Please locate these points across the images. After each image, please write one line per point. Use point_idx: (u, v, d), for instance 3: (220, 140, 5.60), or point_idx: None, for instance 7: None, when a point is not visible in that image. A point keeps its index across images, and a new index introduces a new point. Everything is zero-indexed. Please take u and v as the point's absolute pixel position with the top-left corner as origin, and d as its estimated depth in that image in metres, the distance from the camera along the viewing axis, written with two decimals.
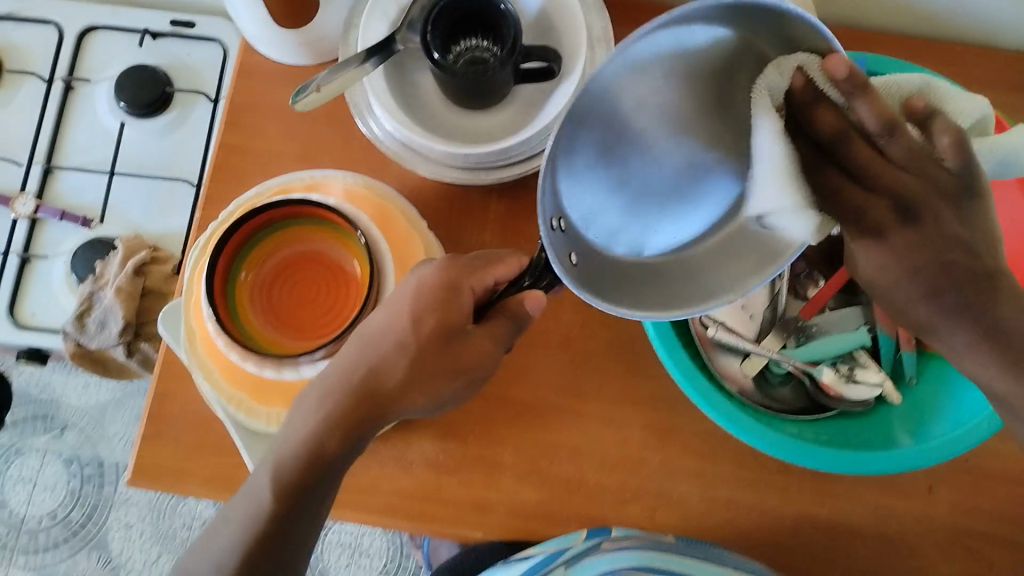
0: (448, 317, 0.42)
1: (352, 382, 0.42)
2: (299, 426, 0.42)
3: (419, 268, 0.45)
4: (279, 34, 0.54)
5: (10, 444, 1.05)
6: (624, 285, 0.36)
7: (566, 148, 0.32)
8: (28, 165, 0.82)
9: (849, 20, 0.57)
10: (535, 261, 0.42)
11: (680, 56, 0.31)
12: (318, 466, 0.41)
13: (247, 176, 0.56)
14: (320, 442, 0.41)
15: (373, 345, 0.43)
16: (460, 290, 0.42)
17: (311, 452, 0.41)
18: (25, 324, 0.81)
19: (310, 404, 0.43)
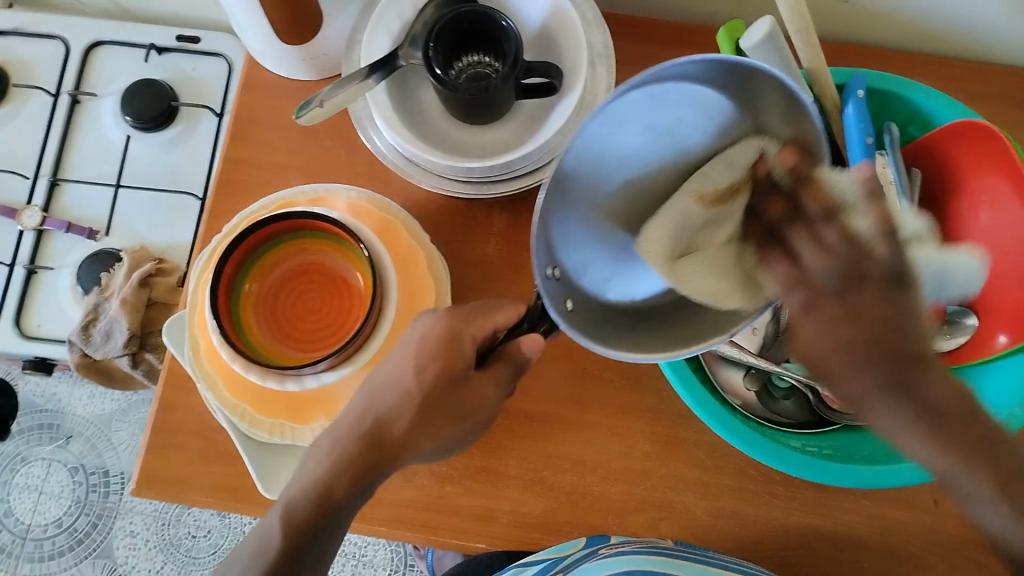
0: (452, 363, 0.42)
1: (361, 428, 0.43)
2: (310, 471, 0.43)
3: (423, 316, 0.45)
4: (282, 50, 0.54)
5: (16, 453, 1.05)
6: (619, 327, 0.40)
7: (562, 197, 0.38)
8: (35, 177, 0.82)
9: (847, 35, 0.57)
10: (528, 309, 0.41)
11: (657, 112, 0.38)
12: (327, 508, 0.42)
13: (251, 190, 0.57)
14: (329, 488, 0.42)
15: (378, 394, 0.44)
16: (461, 339, 0.42)
17: (320, 494, 0.42)
18: (31, 334, 0.81)
19: (324, 450, 0.44)
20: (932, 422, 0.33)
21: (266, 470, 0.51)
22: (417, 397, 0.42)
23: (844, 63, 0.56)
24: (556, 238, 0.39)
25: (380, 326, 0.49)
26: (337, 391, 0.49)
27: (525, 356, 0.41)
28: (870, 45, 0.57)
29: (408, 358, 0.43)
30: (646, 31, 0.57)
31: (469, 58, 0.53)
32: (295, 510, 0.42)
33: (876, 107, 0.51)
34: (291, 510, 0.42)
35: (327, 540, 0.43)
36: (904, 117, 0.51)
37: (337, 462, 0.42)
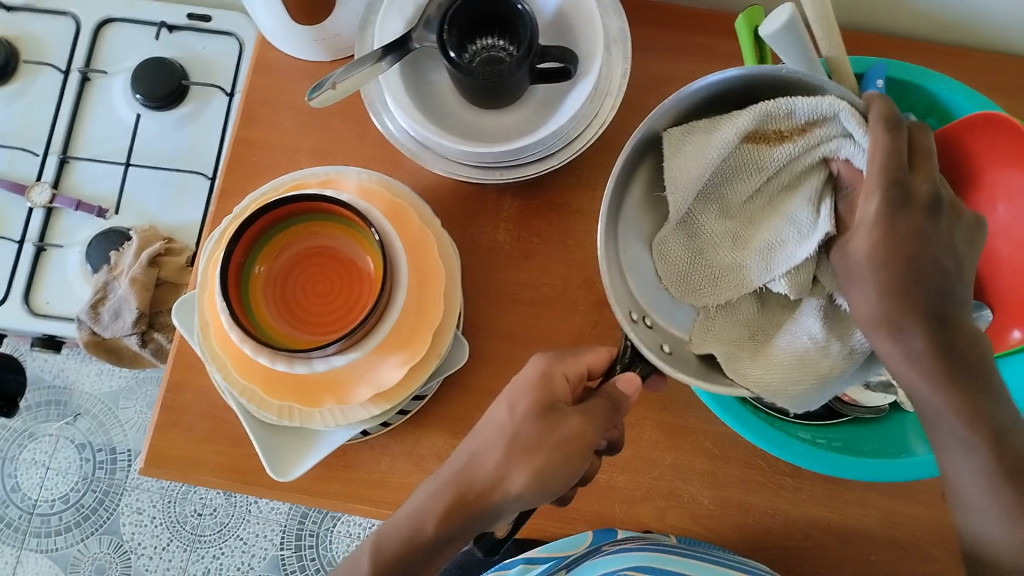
0: (544, 397, 0.43)
1: (455, 470, 0.43)
2: (407, 508, 0.43)
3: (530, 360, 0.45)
4: (295, 29, 0.54)
5: (23, 429, 1.06)
6: (681, 361, 0.43)
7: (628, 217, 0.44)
8: (45, 154, 0.82)
9: (864, 23, 0.56)
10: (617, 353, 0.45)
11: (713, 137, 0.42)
12: (422, 542, 0.42)
13: (263, 171, 0.57)
14: (421, 523, 0.42)
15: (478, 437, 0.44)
16: (554, 377, 0.43)
17: (413, 528, 0.42)
18: (40, 312, 0.81)
19: (428, 487, 0.43)
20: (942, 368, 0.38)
21: (279, 450, 0.52)
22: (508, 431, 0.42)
23: (861, 51, 0.55)
24: (634, 294, 0.44)
25: (388, 312, 0.48)
26: (344, 374, 0.49)
27: (621, 394, 0.43)
28: (888, 34, 0.57)
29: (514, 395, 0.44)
30: (660, 20, 0.57)
31: (484, 41, 0.53)
32: (386, 546, 0.43)
33: (894, 97, 0.51)
34: (383, 544, 0.43)
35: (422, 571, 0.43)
36: (923, 107, 0.51)
37: (430, 498, 0.42)
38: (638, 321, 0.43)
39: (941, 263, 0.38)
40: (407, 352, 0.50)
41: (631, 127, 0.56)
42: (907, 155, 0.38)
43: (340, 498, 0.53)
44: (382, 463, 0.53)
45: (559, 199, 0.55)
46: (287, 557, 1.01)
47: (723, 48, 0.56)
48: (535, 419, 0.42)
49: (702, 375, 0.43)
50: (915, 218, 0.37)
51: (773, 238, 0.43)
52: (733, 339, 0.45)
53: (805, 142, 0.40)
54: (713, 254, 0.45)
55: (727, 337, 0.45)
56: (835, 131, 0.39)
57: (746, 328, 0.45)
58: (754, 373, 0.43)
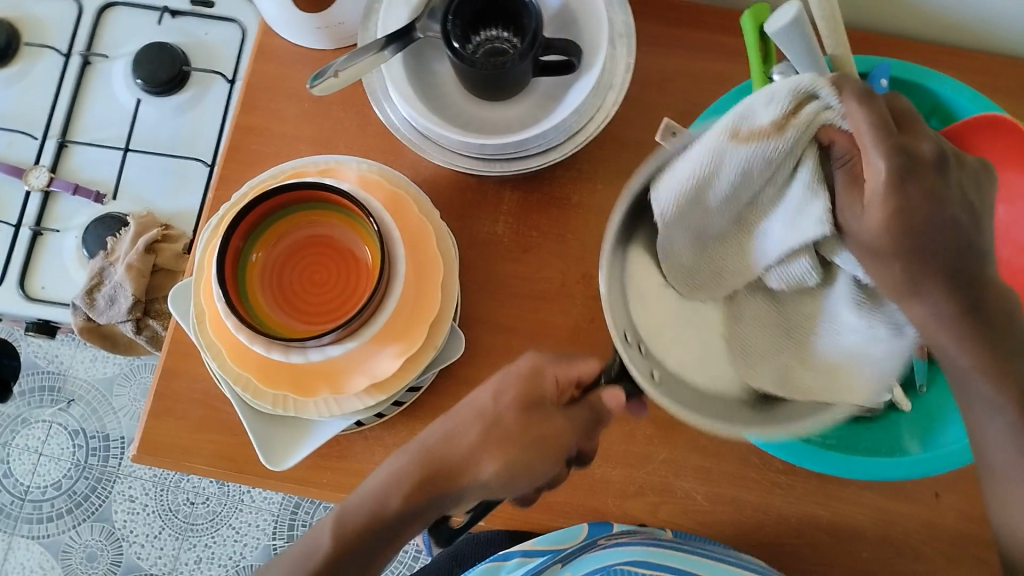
0: (532, 394, 0.43)
1: (423, 445, 0.44)
2: (371, 483, 0.44)
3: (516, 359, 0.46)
4: (297, 16, 0.54)
5: (16, 415, 1.05)
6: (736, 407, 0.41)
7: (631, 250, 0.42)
8: (44, 138, 0.82)
9: (870, 23, 0.56)
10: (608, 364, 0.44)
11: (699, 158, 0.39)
12: (384, 519, 0.42)
13: (262, 159, 0.56)
14: (385, 501, 0.42)
15: (456, 420, 0.44)
16: (544, 376, 0.44)
17: (376, 503, 0.42)
18: (35, 296, 0.81)
19: (395, 461, 0.44)
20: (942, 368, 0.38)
21: (273, 438, 0.51)
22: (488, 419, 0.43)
23: (867, 51, 0.55)
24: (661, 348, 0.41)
25: (385, 303, 0.48)
26: (340, 364, 0.49)
27: (607, 406, 0.42)
28: (893, 34, 0.56)
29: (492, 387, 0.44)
30: (665, 15, 0.57)
31: (487, 33, 0.53)
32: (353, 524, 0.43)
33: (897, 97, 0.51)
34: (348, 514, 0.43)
35: (380, 547, 0.43)
36: (926, 107, 0.51)
37: (394, 474, 0.43)
38: (633, 347, 0.39)
39: (948, 220, 0.36)
40: (403, 343, 0.49)
41: (633, 122, 0.56)
42: (893, 119, 0.35)
43: (333, 488, 0.53)
44: (377, 454, 0.53)
45: (559, 192, 0.55)
46: (279, 547, 1.00)
47: (727, 44, 0.56)
48: (517, 413, 0.43)
49: (772, 419, 0.41)
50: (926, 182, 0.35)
51: (785, 239, 0.41)
52: (769, 348, 0.45)
53: (792, 136, 0.36)
54: (721, 263, 0.43)
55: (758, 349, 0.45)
56: (811, 107, 0.35)
57: (771, 330, 0.45)
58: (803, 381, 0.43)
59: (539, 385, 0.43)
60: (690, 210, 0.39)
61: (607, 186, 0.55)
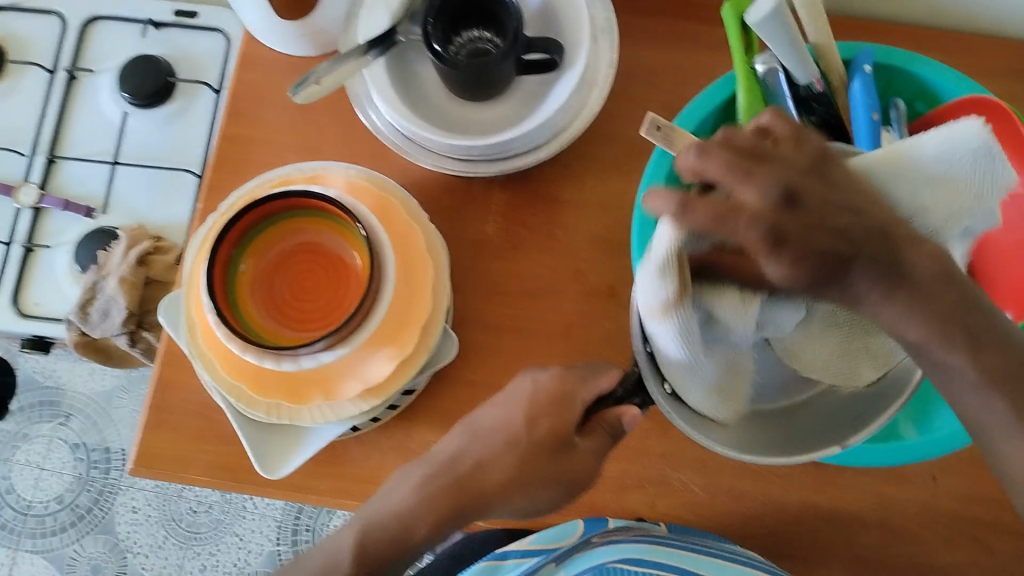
0: (561, 420, 0.44)
1: (438, 462, 0.46)
2: (390, 503, 0.45)
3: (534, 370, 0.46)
4: (278, 22, 0.54)
5: (17, 431, 1.05)
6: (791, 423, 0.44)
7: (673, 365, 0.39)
8: (31, 155, 0.82)
9: (852, 9, 0.56)
10: (624, 376, 0.44)
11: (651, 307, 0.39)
12: (405, 543, 0.44)
13: (249, 167, 0.56)
14: (411, 529, 0.44)
15: (480, 439, 0.46)
16: (574, 399, 0.44)
17: (402, 532, 0.44)
18: (28, 313, 0.81)
19: (412, 480, 0.46)
20: None
21: (266, 445, 0.51)
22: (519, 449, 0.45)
23: (850, 37, 0.55)
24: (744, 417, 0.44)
25: (376, 306, 0.48)
26: (334, 371, 0.49)
27: (623, 426, 0.42)
28: (876, 19, 0.56)
29: (516, 407, 0.45)
30: (647, 8, 0.56)
31: (470, 33, 0.52)
32: (371, 540, 0.45)
33: (881, 84, 0.51)
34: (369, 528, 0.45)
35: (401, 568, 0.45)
36: (909, 93, 0.51)
37: (417, 496, 0.45)
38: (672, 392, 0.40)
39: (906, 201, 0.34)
40: (396, 347, 0.49)
41: (619, 116, 0.56)
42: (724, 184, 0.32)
43: (331, 493, 0.53)
44: (373, 458, 0.53)
45: (546, 190, 0.55)
46: (284, 553, 1.00)
47: (711, 36, 0.56)
48: (548, 442, 0.44)
49: (815, 431, 0.43)
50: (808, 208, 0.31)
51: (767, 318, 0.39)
52: (830, 355, 0.43)
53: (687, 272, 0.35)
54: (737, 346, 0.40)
55: (820, 364, 0.43)
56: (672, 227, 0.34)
57: (823, 343, 0.42)
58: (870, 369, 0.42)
59: (566, 407, 0.44)
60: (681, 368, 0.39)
61: (595, 182, 0.55)
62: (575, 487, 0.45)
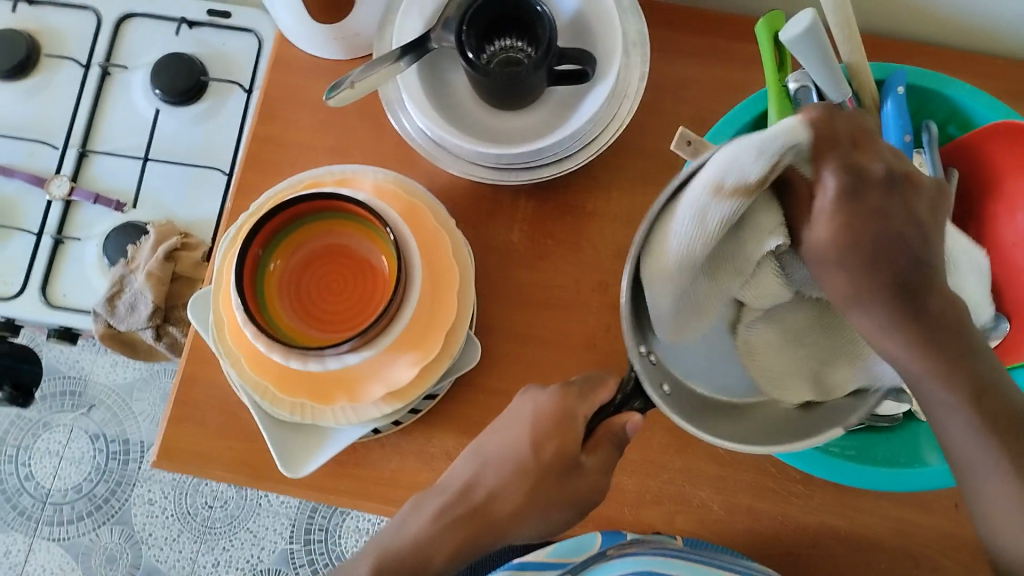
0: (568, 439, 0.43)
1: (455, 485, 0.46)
2: (409, 527, 0.45)
3: (535, 390, 0.46)
4: (313, 26, 0.54)
5: (38, 419, 1.07)
6: (742, 420, 0.41)
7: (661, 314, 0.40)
8: (64, 147, 0.83)
9: (887, 29, 0.56)
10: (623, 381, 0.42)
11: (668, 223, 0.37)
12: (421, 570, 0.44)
13: (279, 168, 0.57)
14: (428, 556, 0.44)
15: (494, 460, 0.46)
16: (575, 417, 0.43)
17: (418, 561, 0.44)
18: (56, 304, 0.82)
19: (427, 510, 0.46)
20: None
21: (289, 443, 0.52)
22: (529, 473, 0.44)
23: (882, 58, 0.55)
24: (676, 375, 0.41)
25: (402, 310, 0.48)
26: (356, 372, 0.49)
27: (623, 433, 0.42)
28: (910, 40, 0.56)
29: (523, 430, 0.45)
30: (680, 23, 0.57)
31: (502, 42, 0.53)
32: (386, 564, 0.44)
33: (915, 105, 0.51)
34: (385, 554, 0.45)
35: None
36: (943, 114, 0.51)
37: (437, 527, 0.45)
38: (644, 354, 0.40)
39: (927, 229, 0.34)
40: (419, 351, 0.50)
41: (648, 130, 0.56)
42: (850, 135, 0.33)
43: (349, 495, 0.53)
44: (393, 461, 0.53)
45: (573, 200, 0.55)
46: (296, 551, 1.01)
47: (743, 52, 0.56)
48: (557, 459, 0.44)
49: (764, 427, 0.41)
50: (872, 203, 0.33)
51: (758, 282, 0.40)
52: (790, 358, 0.43)
53: (766, 184, 0.34)
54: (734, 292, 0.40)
55: (779, 363, 0.43)
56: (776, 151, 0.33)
57: (790, 338, 0.43)
58: (834, 379, 0.41)
59: (570, 427, 0.43)
60: (691, 250, 0.37)
61: (622, 195, 0.55)
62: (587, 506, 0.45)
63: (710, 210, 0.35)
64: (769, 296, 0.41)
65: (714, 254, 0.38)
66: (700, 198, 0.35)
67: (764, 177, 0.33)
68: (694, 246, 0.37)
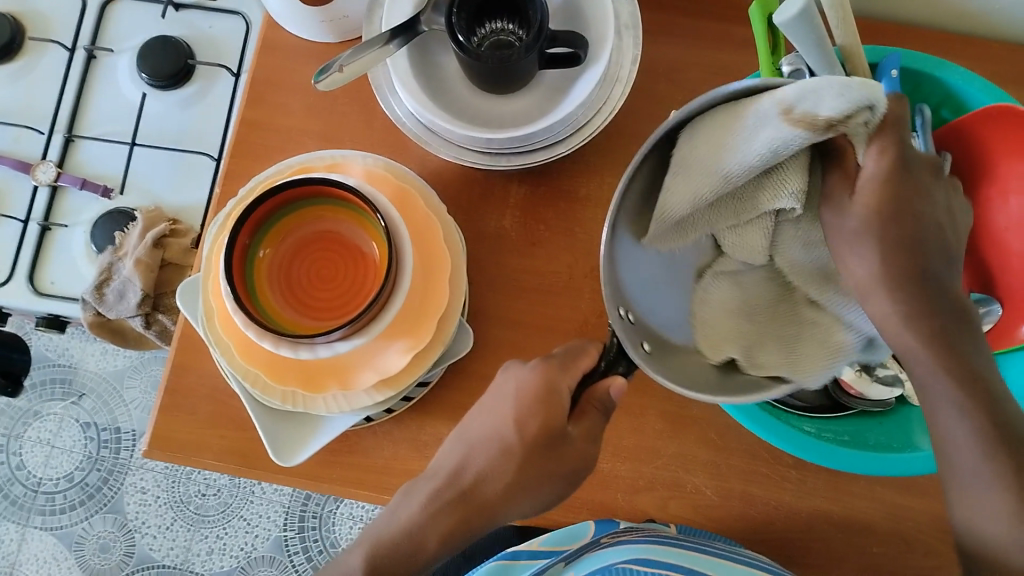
0: (550, 420, 0.43)
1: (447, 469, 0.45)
2: (402, 516, 0.44)
3: (517, 367, 0.45)
4: (301, 9, 0.53)
5: (28, 408, 1.06)
6: (674, 357, 0.41)
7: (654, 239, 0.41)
8: (50, 133, 0.82)
9: (881, 12, 0.55)
10: (603, 350, 0.43)
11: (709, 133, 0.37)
12: (415, 557, 0.43)
13: (268, 154, 0.56)
14: (421, 541, 0.43)
15: (482, 444, 0.45)
16: (559, 391, 0.43)
17: (412, 548, 0.43)
18: (44, 292, 0.81)
19: (417, 498, 0.45)
20: (960, 366, 0.37)
21: (281, 433, 0.51)
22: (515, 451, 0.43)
23: (877, 41, 0.54)
24: (624, 283, 0.40)
25: (393, 297, 0.48)
26: (348, 361, 0.49)
27: (610, 398, 0.42)
28: (906, 23, 0.56)
29: (506, 408, 0.44)
30: (673, 5, 0.56)
31: (492, 25, 0.52)
32: (380, 555, 0.43)
33: (909, 88, 0.50)
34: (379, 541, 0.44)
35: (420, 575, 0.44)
36: (936, 99, 0.50)
37: (429, 516, 0.44)
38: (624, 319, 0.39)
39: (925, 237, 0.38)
40: (411, 339, 0.49)
41: (642, 115, 0.55)
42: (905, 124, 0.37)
43: (341, 482, 0.53)
44: (385, 449, 0.53)
45: (566, 185, 0.55)
46: (290, 538, 1.01)
47: (736, 35, 0.55)
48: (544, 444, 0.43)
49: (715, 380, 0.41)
50: (899, 190, 0.38)
51: (757, 234, 0.42)
52: (731, 333, 0.43)
53: (832, 132, 0.34)
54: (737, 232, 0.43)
55: (725, 329, 0.43)
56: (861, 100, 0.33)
57: (744, 304, 0.45)
58: (763, 359, 0.42)
59: (554, 402, 0.43)
60: (719, 166, 0.37)
61: (616, 180, 0.55)
62: (576, 477, 0.44)
63: (767, 131, 0.35)
64: (746, 250, 0.44)
65: (724, 193, 0.39)
66: (766, 115, 0.34)
67: (837, 122, 0.34)
68: (724, 164, 0.37)
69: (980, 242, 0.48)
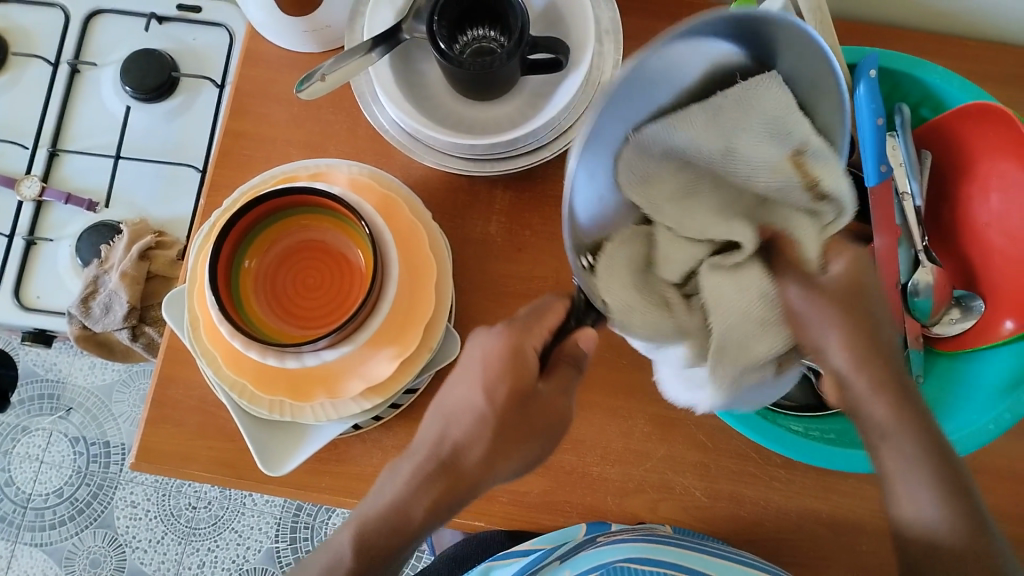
0: (520, 383, 0.43)
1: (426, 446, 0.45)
2: (384, 491, 0.44)
3: (482, 335, 0.45)
4: (284, 20, 0.53)
5: (16, 423, 1.05)
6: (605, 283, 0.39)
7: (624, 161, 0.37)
8: (35, 147, 0.82)
9: (860, 12, 0.56)
10: (568, 306, 0.44)
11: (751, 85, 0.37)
12: (400, 528, 0.43)
13: (253, 164, 0.56)
14: (407, 513, 0.43)
15: (457, 417, 0.44)
16: (525, 352, 0.43)
17: (396, 517, 0.43)
18: (30, 306, 0.81)
19: (401, 472, 0.44)
20: None
21: (270, 445, 0.51)
22: (490, 419, 0.43)
23: (857, 41, 0.54)
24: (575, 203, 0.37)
25: (379, 305, 0.48)
26: (335, 368, 0.49)
27: (582, 351, 0.43)
28: (885, 24, 0.56)
29: (476, 378, 0.44)
30: (654, 9, 0.56)
31: (475, 32, 0.53)
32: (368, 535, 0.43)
33: (887, 88, 0.50)
34: (366, 519, 0.44)
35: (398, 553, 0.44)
36: (915, 98, 0.51)
37: (415, 487, 0.43)
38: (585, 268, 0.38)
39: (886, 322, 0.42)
40: (398, 346, 0.49)
41: None
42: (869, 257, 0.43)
43: (330, 492, 0.53)
44: (375, 457, 0.53)
45: (550, 190, 0.55)
46: (282, 549, 1.01)
47: None
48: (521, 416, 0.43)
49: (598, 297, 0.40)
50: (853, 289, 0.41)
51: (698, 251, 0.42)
52: (625, 280, 0.40)
53: (805, 198, 0.40)
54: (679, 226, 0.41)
55: (625, 273, 0.40)
56: (842, 202, 0.41)
57: (639, 268, 0.41)
58: (634, 321, 0.40)
59: (520, 363, 0.43)
60: (732, 135, 0.38)
61: None
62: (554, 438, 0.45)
63: (771, 144, 0.38)
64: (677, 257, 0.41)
65: (702, 170, 0.40)
66: (793, 135, 0.38)
67: (823, 188, 0.40)
68: (737, 132, 0.38)
69: (965, 237, 0.50)
